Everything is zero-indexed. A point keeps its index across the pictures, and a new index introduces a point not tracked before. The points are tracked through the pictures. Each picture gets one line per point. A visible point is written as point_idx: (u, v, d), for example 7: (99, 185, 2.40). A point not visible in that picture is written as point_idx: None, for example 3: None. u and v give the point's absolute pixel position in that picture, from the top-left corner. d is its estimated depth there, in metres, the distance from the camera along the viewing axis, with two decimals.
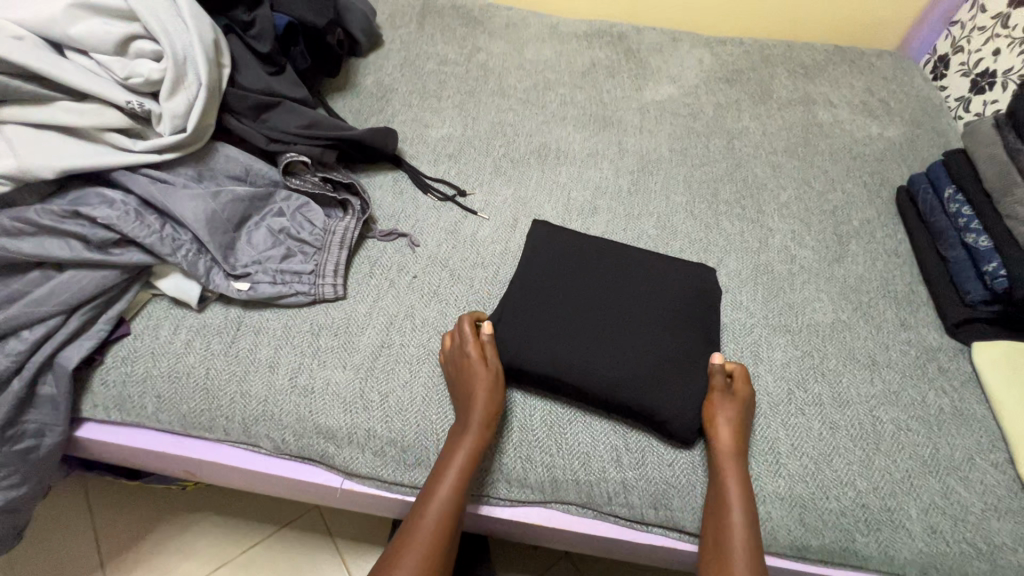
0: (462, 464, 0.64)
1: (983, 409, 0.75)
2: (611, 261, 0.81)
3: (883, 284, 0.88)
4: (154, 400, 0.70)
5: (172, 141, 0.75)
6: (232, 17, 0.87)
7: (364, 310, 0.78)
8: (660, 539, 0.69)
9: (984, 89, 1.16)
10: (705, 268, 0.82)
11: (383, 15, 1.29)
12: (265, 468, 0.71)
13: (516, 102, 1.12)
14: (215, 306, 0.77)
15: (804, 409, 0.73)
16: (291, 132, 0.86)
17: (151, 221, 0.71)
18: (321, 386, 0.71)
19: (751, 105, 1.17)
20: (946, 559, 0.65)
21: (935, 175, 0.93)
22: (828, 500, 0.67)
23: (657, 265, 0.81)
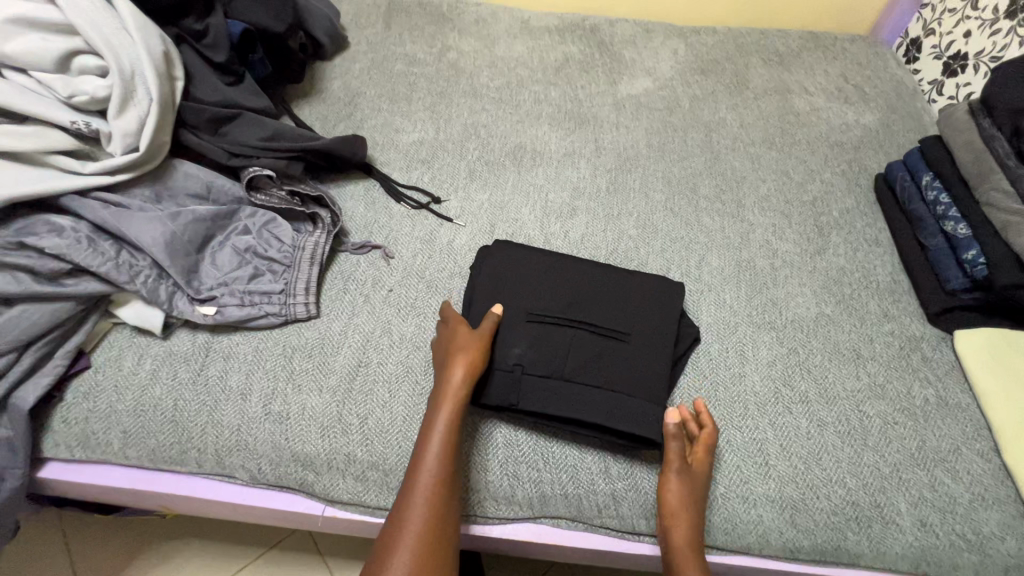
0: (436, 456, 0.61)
1: (967, 397, 0.75)
2: (568, 275, 0.78)
3: (865, 275, 0.87)
4: (119, 436, 0.67)
5: (125, 162, 0.71)
6: (183, 26, 0.82)
7: (338, 328, 0.75)
8: (652, 547, 0.68)
9: (957, 72, 1.16)
10: (676, 282, 0.79)
11: (347, 16, 1.24)
12: (242, 500, 0.69)
13: (490, 102, 1.10)
14: (181, 332, 0.73)
15: (791, 408, 0.73)
16: (253, 145, 0.82)
17: (105, 248, 0.68)
18: (296, 412, 0.69)
19: (727, 96, 1.16)
20: (935, 551, 0.65)
21: (912, 162, 0.92)
22: (818, 500, 0.66)
23: (620, 284, 0.78)
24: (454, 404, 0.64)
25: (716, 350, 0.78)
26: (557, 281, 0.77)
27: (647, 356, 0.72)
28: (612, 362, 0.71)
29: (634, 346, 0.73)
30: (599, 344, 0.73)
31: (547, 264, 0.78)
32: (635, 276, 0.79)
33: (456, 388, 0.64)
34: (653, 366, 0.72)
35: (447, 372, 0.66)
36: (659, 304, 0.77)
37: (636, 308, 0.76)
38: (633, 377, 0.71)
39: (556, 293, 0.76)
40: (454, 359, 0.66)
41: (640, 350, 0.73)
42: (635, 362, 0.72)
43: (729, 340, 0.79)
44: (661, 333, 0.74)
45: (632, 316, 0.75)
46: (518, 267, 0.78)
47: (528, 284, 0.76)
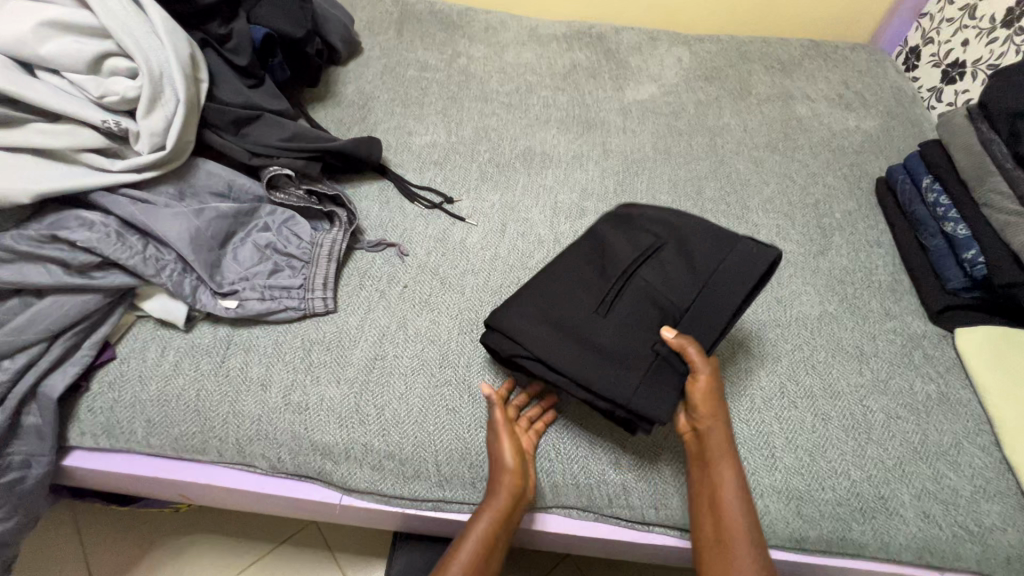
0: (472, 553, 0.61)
1: (968, 394, 0.77)
2: (572, 277, 0.71)
3: (867, 275, 0.90)
4: (143, 425, 0.69)
5: (152, 160, 0.73)
6: (208, 31, 0.85)
7: (355, 323, 0.78)
8: (660, 537, 0.69)
9: (955, 79, 1.19)
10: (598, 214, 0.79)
11: (360, 23, 1.28)
12: (262, 488, 0.70)
13: (500, 106, 1.13)
14: (203, 326, 0.75)
15: (796, 402, 0.75)
16: (273, 145, 0.85)
17: (133, 242, 0.70)
18: (314, 402, 0.71)
19: (731, 102, 1.19)
20: (939, 542, 0.66)
21: (912, 166, 0.95)
22: (823, 491, 0.68)
23: (589, 238, 0.75)
24: (500, 507, 0.62)
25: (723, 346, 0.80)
26: (563, 279, 0.70)
27: (681, 259, 0.71)
28: (670, 271, 0.70)
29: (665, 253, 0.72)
30: (648, 275, 0.70)
31: (537, 292, 0.69)
32: (585, 232, 0.77)
33: (504, 502, 0.63)
34: (686, 251, 0.71)
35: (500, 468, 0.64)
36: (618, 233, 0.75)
37: (625, 244, 0.73)
38: (688, 271, 0.70)
39: (582, 299, 0.68)
40: (496, 452, 0.65)
41: (670, 252, 0.72)
42: (676, 261, 0.71)
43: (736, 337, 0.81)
44: (656, 233, 0.74)
45: (633, 246, 0.73)
46: (539, 316, 0.66)
47: (567, 318, 0.66)
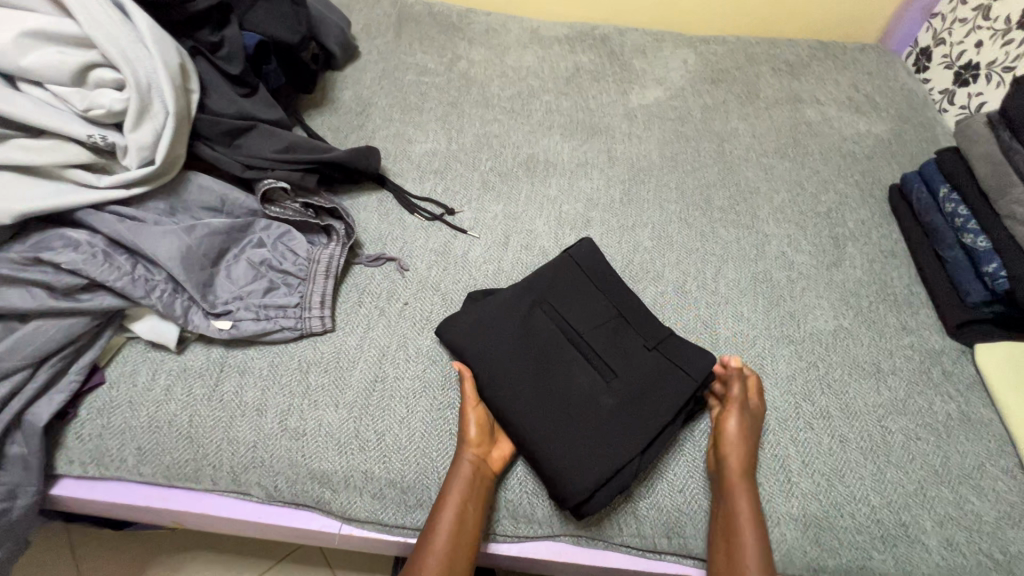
0: (445, 538, 0.60)
1: (990, 412, 0.75)
2: (549, 345, 0.71)
3: (882, 287, 0.87)
4: (134, 453, 0.66)
5: (141, 175, 0.70)
6: (199, 38, 0.82)
7: (354, 342, 0.75)
8: (672, 565, 0.67)
9: (968, 82, 1.15)
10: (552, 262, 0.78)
11: (357, 26, 1.24)
12: (257, 517, 0.68)
13: (501, 112, 1.09)
14: (196, 347, 0.72)
15: (812, 423, 0.72)
16: (267, 156, 0.82)
17: (120, 262, 0.67)
18: (312, 427, 0.68)
19: (738, 106, 1.16)
20: (962, 571, 0.64)
21: (928, 174, 0.92)
22: (842, 518, 0.65)
23: (547, 291, 0.75)
24: (463, 482, 0.62)
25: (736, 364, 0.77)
26: (538, 344, 0.71)
27: (640, 318, 0.75)
28: (632, 331, 0.74)
29: (625, 308, 0.76)
30: (615, 336, 0.73)
31: (517, 367, 0.69)
32: (538, 283, 0.76)
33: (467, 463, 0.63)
34: (637, 310, 0.76)
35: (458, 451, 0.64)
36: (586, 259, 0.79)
37: (583, 302, 0.75)
38: (645, 328, 0.74)
39: (560, 366, 0.69)
40: (461, 427, 0.66)
41: (625, 311, 0.75)
42: (633, 319, 0.75)
43: (748, 355, 0.78)
44: (609, 289, 0.77)
45: (591, 302, 0.75)
46: (524, 395, 0.67)
47: (552, 395, 0.67)
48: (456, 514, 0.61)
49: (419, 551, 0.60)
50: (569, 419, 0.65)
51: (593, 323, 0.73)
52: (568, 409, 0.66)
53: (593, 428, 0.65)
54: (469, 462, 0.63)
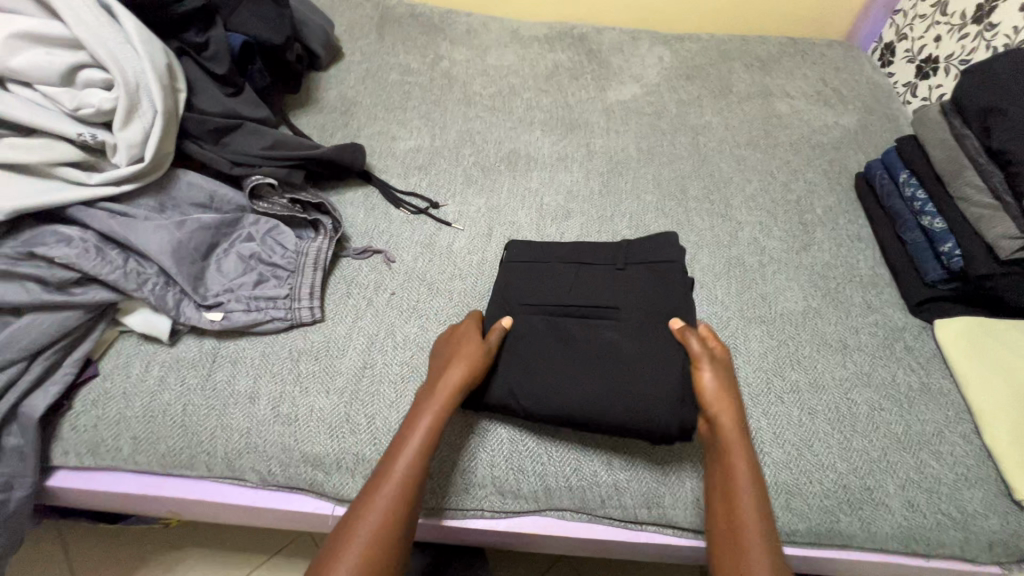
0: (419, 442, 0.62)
1: (948, 383, 0.79)
2: (531, 324, 0.74)
3: (849, 269, 0.91)
4: (129, 442, 0.68)
5: (131, 172, 0.72)
6: (185, 40, 0.84)
7: (343, 331, 0.77)
8: (653, 535, 0.70)
9: (929, 74, 1.21)
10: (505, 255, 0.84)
11: (340, 27, 1.27)
12: (252, 501, 0.70)
13: (483, 109, 1.12)
14: (187, 339, 0.74)
15: (783, 397, 0.76)
16: (255, 154, 0.84)
17: (113, 256, 0.69)
18: (304, 413, 0.70)
19: (712, 100, 1.20)
20: (923, 530, 0.68)
21: (889, 161, 0.97)
22: (811, 484, 0.69)
23: (511, 279, 0.81)
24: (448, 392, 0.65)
25: None
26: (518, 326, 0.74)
27: (601, 280, 0.79)
28: (596, 288, 0.77)
29: (588, 271, 0.80)
30: (585, 299, 0.76)
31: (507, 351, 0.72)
32: (504, 278, 0.81)
33: (453, 380, 0.66)
34: (598, 273, 0.80)
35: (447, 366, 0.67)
36: (556, 247, 0.84)
37: (549, 281, 0.80)
38: (607, 284, 0.78)
39: (546, 338, 0.72)
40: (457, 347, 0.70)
41: (589, 277, 0.79)
42: (596, 281, 0.79)
43: (722, 334, 0.82)
44: (569, 265, 0.82)
45: (556, 278, 0.80)
46: (523, 371, 0.69)
47: (548, 362, 0.70)
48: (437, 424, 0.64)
49: (396, 449, 0.62)
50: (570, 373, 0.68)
51: (561, 294, 0.77)
52: (563, 367, 0.69)
53: (586, 385, 0.67)
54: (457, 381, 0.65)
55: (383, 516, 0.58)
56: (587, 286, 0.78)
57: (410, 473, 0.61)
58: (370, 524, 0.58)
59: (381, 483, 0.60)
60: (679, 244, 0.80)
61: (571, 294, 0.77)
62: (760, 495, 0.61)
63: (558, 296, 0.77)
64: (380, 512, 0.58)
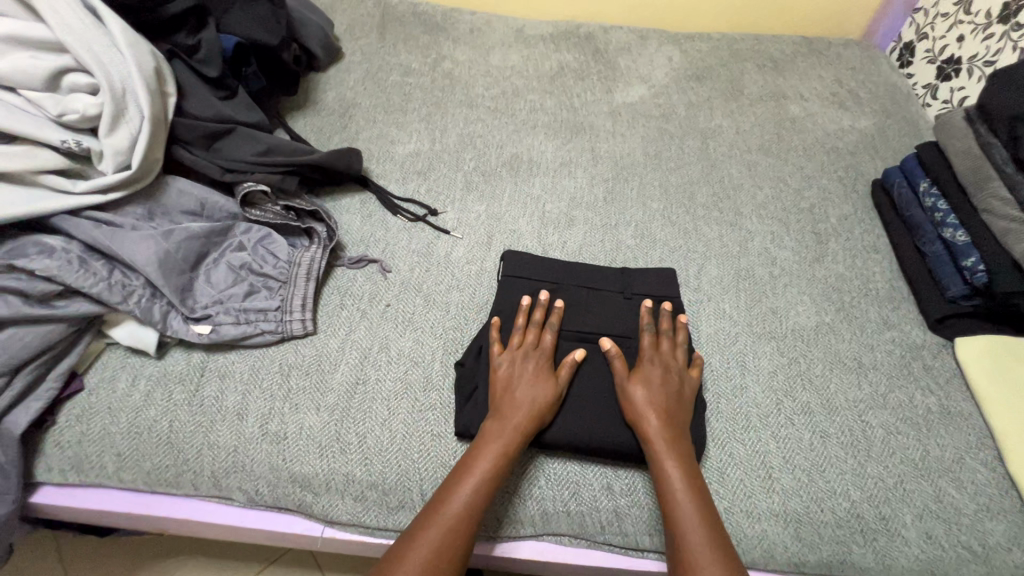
0: (484, 472, 0.60)
1: (969, 405, 0.75)
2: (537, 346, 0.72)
3: (864, 282, 0.87)
4: (113, 459, 0.66)
5: (117, 180, 0.70)
6: (175, 42, 0.81)
7: (336, 345, 0.75)
8: (655, 563, 0.66)
9: (950, 76, 1.16)
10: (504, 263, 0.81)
11: (340, 27, 1.24)
12: (239, 521, 0.67)
13: (485, 111, 1.09)
14: (175, 352, 0.72)
15: (793, 419, 0.72)
16: (247, 160, 0.81)
17: (97, 268, 0.67)
18: (293, 431, 0.68)
19: (722, 103, 1.16)
20: (942, 564, 0.64)
21: (908, 168, 0.92)
22: (823, 513, 0.66)
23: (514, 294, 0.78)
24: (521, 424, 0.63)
25: (717, 361, 0.77)
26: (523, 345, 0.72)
27: (610, 307, 0.78)
28: (604, 315, 0.77)
29: (596, 296, 0.79)
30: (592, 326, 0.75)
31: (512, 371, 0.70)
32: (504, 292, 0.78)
33: (521, 417, 0.64)
34: (605, 298, 0.79)
35: (516, 395, 0.66)
36: (561, 264, 0.82)
37: (553, 301, 0.77)
38: (616, 312, 0.77)
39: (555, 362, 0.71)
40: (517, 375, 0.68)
41: (595, 302, 0.78)
42: (604, 307, 0.78)
43: (730, 351, 0.78)
44: (573, 285, 0.80)
45: (561, 299, 0.78)
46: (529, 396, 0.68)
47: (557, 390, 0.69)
48: (500, 458, 0.61)
49: (457, 479, 0.60)
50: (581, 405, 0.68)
51: (568, 317, 0.76)
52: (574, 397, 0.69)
53: (599, 416, 0.67)
54: (524, 416, 0.64)
55: (439, 546, 0.55)
56: (599, 311, 0.77)
57: (471, 504, 0.58)
58: (425, 551, 0.54)
59: (438, 511, 0.57)
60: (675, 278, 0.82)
61: (585, 319, 0.76)
62: (695, 505, 0.60)
63: (565, 319, 0.75)
64: (432, 550, 0.54)
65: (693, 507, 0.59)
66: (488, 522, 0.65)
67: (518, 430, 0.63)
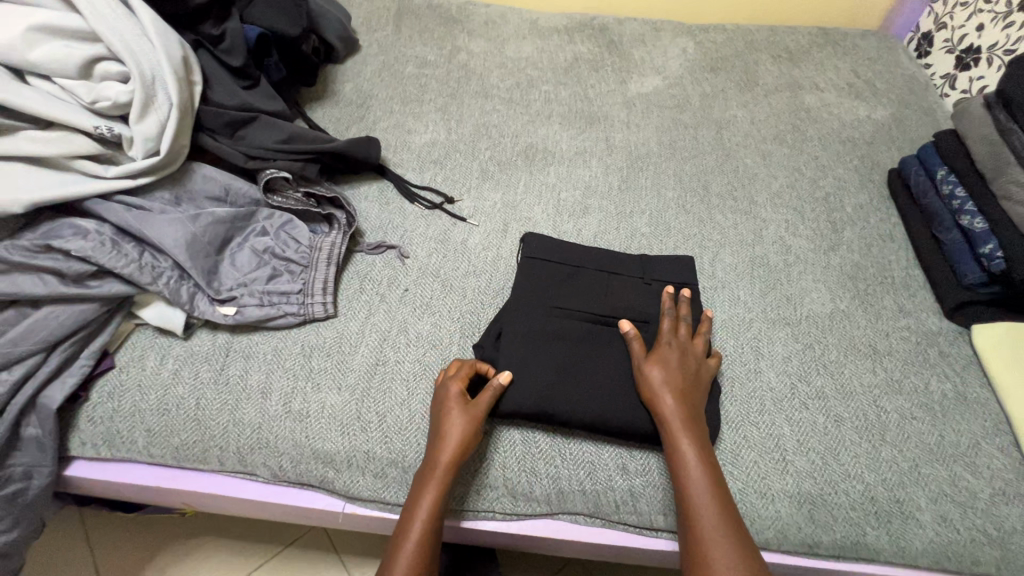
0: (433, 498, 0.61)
1: (985, 392, 0.75)
2: (555, 325, 0.73)
3: (880, 270, 0.87)
4: (143, 434, 0.68)
5: (146, 165, 0.72)
6: (200, 32, 0.83)
7: (356, 328, 0.76)
8: (668, 543, 0.67)
9: (970, 66, 1.15)
10: (523, 245, 0.82)
11: (357, 20, 1.26)
12: (263, 497, 0.69)
13: (500, 102, 1.10)
14: (202, 333, 0.74)
15: (808, 403, 0.73)
16: (270, 147, 0.83)
17: (128, 250, 0.69)
18: (315, 409, 0.70)
19: (737, 93, 1.16)
20: (957, 547, 0.64)
21: (926, 157, 0.92)
22: (837, 495, 0.66)
23: (533, 277, 0.79)
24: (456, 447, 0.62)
25: (731, 345, 0.78)
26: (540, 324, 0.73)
27: (629, 291, 0.79)
28: (623, 298, 0.78)
29: (615, 281, 0.80)
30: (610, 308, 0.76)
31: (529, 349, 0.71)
32: (524, 274, 0.79)
33: (454, 440, 0.62)
34: (624, 282, 0.80)
35: (446, 418, 0.64)
36: (580, 249, 0.83)
37: (571, 284, 0.79)
38: (634, 296, 0.78)
39: (571, 342, 0.72)
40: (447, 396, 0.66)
41: (614, 285, 0.79)
42: (623, 291, 0.79)
43: (744, 337, 0.79)
44: (592, 269, 0.81)
45: (580, 282, 0.79)
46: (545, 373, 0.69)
47: (573, 368, 0.70)
48: (433, 512, 0.60)
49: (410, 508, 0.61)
50: (596, 385, 0.69)
51: (587, 300, 0.77)
52: (588, 375, 0.70)
53: (614, 394, 0.68)
54: (445, 465, 0.62)
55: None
56: (619, 295, 0.78)
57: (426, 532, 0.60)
58: None
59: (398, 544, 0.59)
60: (694, 266, 0.83)
61: (603, 301, 0.77)
62: (711, 485, 0.61)
63: (583, 301, 0.77)
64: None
65: (709, 486, 0.60)
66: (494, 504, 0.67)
67: (452, 453, 0.62)
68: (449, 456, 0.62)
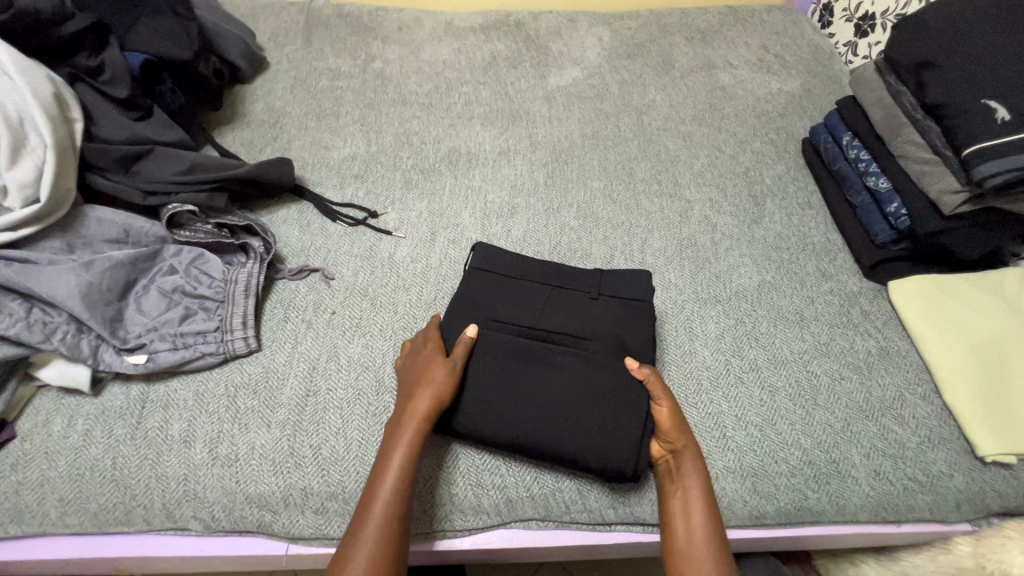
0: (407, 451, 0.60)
1: (905, 344, 0.78)
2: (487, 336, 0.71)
3: (801, 238, 0.90)
4: (55, 504, 0.63)
5: (26, 215, 0.66)
6: (76, 64, 0.78)
7: (283, 359, 0.73)
8: (624, 535, 0.67)
9: (868, 32, 1.20)
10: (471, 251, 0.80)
11: (263, 36, 1.20)
12: (199, 551, 0.65)
13: (419, 108, 1.08)
14: (112, 387, 0.70)
15: (742, 377, 0.74)
16: (169, 180, 0.79)
17: (13, 308, 0.64)
18: (244, 452, 0.66)
19: (655, 78, 1.17)
20: (892, 497, 0.67)
21: (832, 124, 0.95)
22: (777, 465, 0.68)
23: (467, 288, 0.76)
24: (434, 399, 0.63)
25: (665, 330, 0.79)
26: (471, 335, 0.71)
27: (568, 297, 0.76)
28: (560, 304, 0.75)
29: (554, 288, 0.77)
30: (546, 315, 0.74)
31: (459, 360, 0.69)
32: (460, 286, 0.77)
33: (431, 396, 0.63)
34: (565, 292, 0.77)
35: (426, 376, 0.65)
36: (526, 259, 0.80)
37: (506, 293, 0.76)
38: (574, 303, 0.75)
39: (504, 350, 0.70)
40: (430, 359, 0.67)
41: (552, 294, 0.76)
42: (560, 296, 0.76)
43: (678, 318, 0.80)
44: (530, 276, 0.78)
45: (515, 291, 0.76)
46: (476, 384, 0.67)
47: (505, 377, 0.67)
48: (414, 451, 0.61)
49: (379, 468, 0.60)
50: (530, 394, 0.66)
51: (522, 308, 0.74)
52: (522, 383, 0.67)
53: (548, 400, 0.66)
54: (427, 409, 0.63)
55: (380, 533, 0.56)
56: (556, 302, 0.75)
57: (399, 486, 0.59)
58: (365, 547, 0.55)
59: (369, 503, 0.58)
60: (648, 276, 0.78)
61: (539, 311, 0.74)
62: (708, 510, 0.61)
63: (517, 309, 0.74)
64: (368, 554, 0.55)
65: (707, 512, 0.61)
66: (453, 515, 0.65)
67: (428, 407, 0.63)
68: (423, 412, 0.62)
